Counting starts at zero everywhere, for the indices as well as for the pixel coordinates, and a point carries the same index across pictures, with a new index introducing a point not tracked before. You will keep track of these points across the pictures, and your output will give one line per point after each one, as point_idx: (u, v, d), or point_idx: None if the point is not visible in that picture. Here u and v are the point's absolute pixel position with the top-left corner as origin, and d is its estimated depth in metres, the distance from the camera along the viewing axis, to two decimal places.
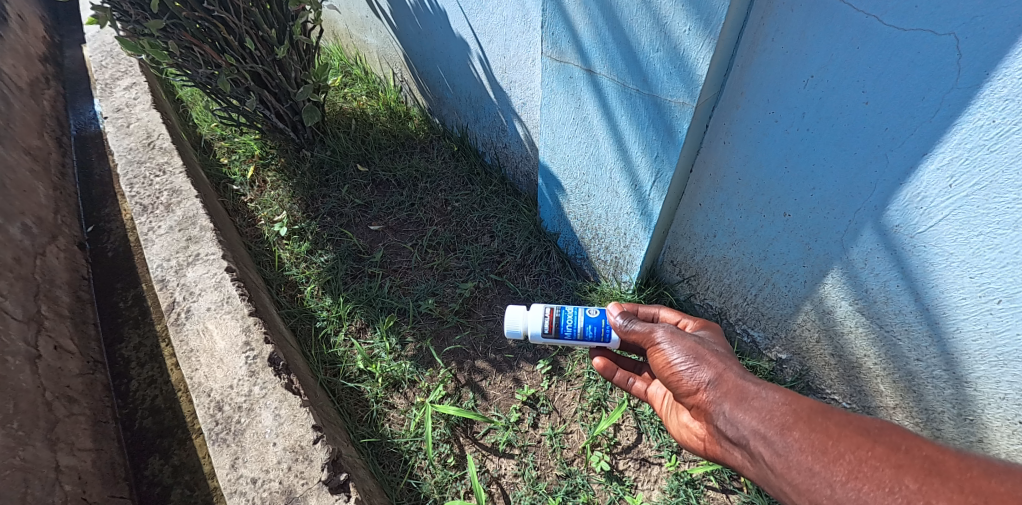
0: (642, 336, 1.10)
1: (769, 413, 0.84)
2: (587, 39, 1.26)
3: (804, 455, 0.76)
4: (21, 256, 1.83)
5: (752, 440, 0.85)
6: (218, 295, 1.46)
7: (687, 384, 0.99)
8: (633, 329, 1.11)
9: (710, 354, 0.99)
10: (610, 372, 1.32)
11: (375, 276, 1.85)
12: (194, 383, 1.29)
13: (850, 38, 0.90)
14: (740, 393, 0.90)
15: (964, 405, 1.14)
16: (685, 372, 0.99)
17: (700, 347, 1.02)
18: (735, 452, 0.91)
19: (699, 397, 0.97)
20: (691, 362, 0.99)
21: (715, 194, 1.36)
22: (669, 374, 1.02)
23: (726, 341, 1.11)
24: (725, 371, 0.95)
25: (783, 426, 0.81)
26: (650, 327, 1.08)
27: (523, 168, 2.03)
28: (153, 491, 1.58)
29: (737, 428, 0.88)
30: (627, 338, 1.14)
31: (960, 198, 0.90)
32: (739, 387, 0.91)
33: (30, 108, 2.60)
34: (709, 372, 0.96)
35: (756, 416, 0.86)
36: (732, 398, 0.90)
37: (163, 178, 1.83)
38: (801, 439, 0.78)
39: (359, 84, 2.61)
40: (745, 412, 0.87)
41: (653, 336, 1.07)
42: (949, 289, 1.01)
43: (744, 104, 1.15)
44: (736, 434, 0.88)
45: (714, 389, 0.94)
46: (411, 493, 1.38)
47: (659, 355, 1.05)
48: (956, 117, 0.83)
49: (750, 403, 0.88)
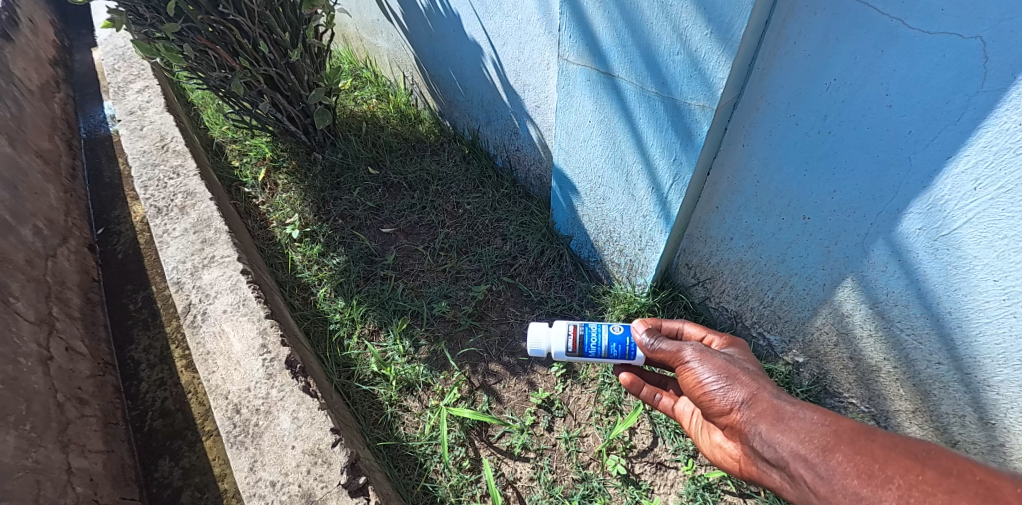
0: (670, 355, 1.09)
1: (809, 435, 0.85)
2: (605, 43, 1.27)
3: (849, 479, 0.76)
4: (33, 258, 1.84)
5: (792, 461, 0.85)
6: (233, 297, 1.47)
7: (719, 403, 1.00)
8: (660, 348, 1.12)
9: (742, 373, 0.99)
10: (637, 388, 1.31)
11: (387, 278, 1.86)
12: (211, 386, 1.29)
13: (874, 42, 0.90)
14: (777, 414, 0.90)
15: (986, 408, 1.13)
16: (717, 392, 0.99)
17: (732, 366, 1.02)
18: (772, 474, 0.91)
19: (733, 417, 0.97)
20: (722, 382, 0.99)
21: (733, 197, 1.36)
22: (700, 394, 1.02)
23: (755, 359, 1.11)
24: (759, 391, 0.95)
25: (825, 448, 0.81)
26: (677, 346, 1.08)
27: (535, 171, 2.03)
28: (164, 492, 1.59)
29: (775, 450, 0.88)
30: (654, 356, 1.14)
31: (985, 202, 0.89)
32: (775, 407, 0.92)
33: (42, 111, 2.62)
34: (742, 392, 0.96)
35: (794, 438, 0.86)
36: (768, 418, 0.91)
37: (178, 180, 1.84)
38: (845, 462, 0.78)
39: (369, 87, 2.63)
40: (783, 433, 0.88)
41: (682, 354, 1.07)
42: (972, 292, 1.00)
43: (764, 107, 1.16)
44: (774, 456, 0.89)
45: (748, 410, 0.94)
46: (426, 496, 1.38)
47: (688, 374, 1.05)
48: (982, 121, 0.83)
49: (788, 424, 0.88)
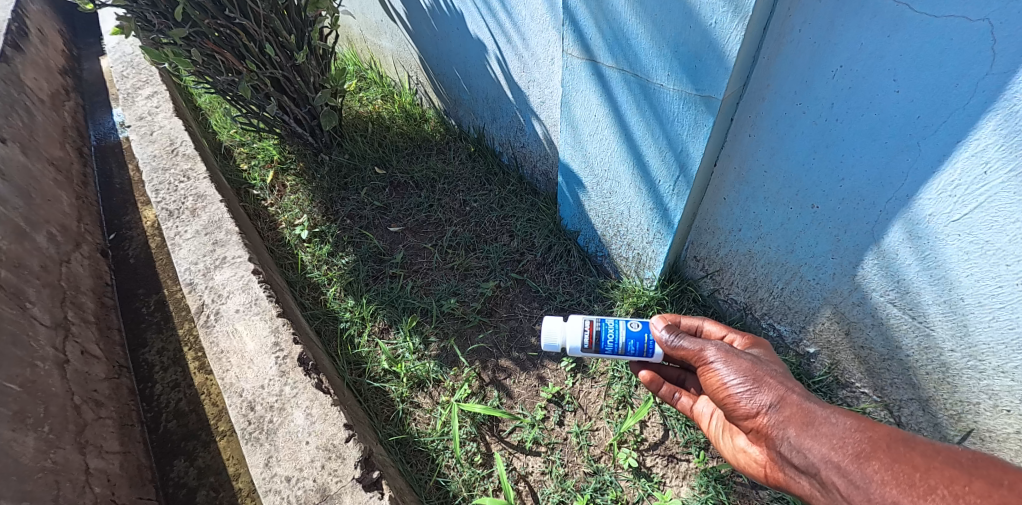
0: (692, 353, 1.09)
1: (842, 441, 0.84)
2: (608, 36, 1.27)
3: (887, 488, 0.75)
4: (48, 264, 1.86)
5: (824, 468, 0.85)
6: (246, 297, 1.49)
7: (745, 407, 0.99)
8: (681, 346, 1.11)
9: (769, 376, 0.98)
10: (656, 386, 1.33)
11: (396, 277, 1.87)
12: (226, 383, 1.30)
13: (881, 27, 0.90)
14: (806, 418, 0.90)
15: (1001, 395, 1.11)
16: (742, 395, 0.98)
17: (758, 368, 1.00)
18: (801, 480, 0.91)
19: (759, 420, 0.97)
20: (748, 385, 0.98)
21: (740, 188, 1.36)
22: (724, 396, 1.01)
23: (779, 358, 1.10)
24: (787, 394, 0.94)
25: (860, 455, 0.81)
26: (699, 345, 1.07)
27: (541, 167, 2.04)
28: (179, 492, 1.61)
29: (805, 456, 0.88)
30: (674, 353, 1.13)
31: (996, 185, 0.88)
32: (804, 411, 0.91)
33: (53, 119, 2.66)
34: (769, 395, 0.95)
35: (826, 444, 0.85)
36: (796, 423, 0.90)
37: (188, 183, 1.86)
38: (882, 470, 0.77)
39: (374, 88, 2.65)
40: (813, 438, 0.87)
41: (704, 354, 1.06)
42: (984, 278, 0.99)
43: (770, 96, 1.15)
44: (805, 462, 0.88)
45: (776, 414, 0.93)
46: (439, 491, 1.38)
47: (712, 375, 1.04)
48: (991, 104, 0.82)
49: (818, 429, 0.87)
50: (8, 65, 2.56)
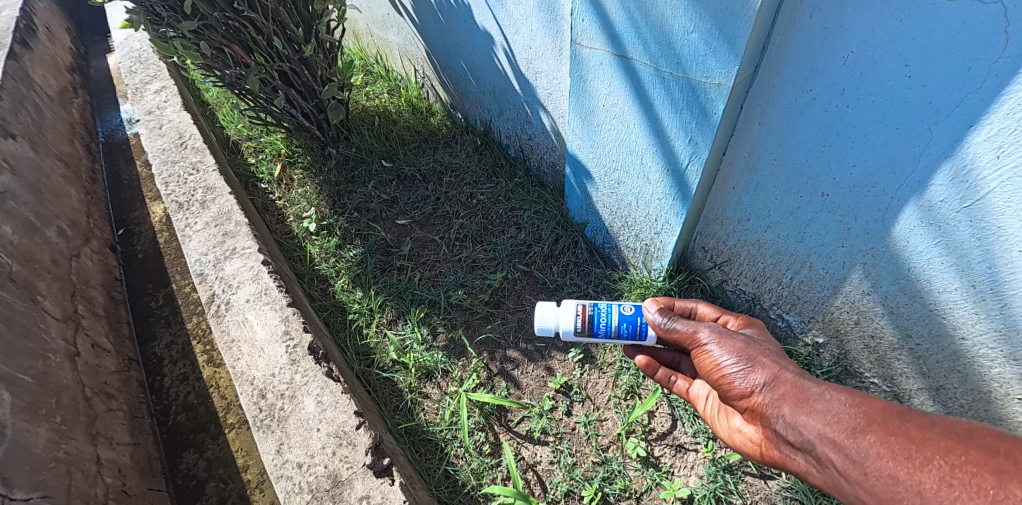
0: (686, 336, 1.08)
1: (837, 417, 0.84)
2: (617, 25, 1.27)
3: (883, 461, 0.75)
4: (58, 258, 1.88)
5: (819, 444, 0.84)
6: (255, 287, 1.50)
7: (739, 387, 0.98)
8: (675, 328, 1.10)
9: (763, 356, 0.98)
10: (652, 369, 1.31)
11: (404, 269, 1.88)
12: (237, 372, 1.32)
13: (892, 11, 0.89)
14: (801, 395, 0.90)
15: (1012, 383, 1.11)
16: (737, 375, 0.98)
17: (752, 348, 1.00)
18: (796, 457, 0.91)
19: (754, 399, 0.96)
20: (742, 365, 0.98)
21: (749, 177, 1.35)
22: (718, 377, 1.01)
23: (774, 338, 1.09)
24: (782, 373, 0.94)
25: (855, 430, 0.81)
26: (693, 327, 1.06)
27: (548, 159, 2.04)
28: (189, 484, 1.62)
29: (800, 432, 0.88)
30: (667, 336, 1.12)
31: (1009, 170, 0.88)
32: (799, 388, 0.90)
33: (62, 116, 2.69)
34: (763, 375, 0.95)
35: (821, 420, 0.85)
36: (792, 401, 0.90)
37: (197, 176, 1.88)
38: (878, 444, 0.77)
39: (380, 82, 2.66)
40: (808, 415, 0.87)
41: (698, 336, 1.05)
42: (996, 263, 0.99)
43: (780, 83, 1.15)
44: (800, 439, 0.88)
45: (771, 392, 0.93)
46: (448, 480, 1.39)
47: (706, 357, 1.03)
48: (1003, 88, 0.82)
49: (812, 406, 0.87)
50: (17, 62, 2.58)
